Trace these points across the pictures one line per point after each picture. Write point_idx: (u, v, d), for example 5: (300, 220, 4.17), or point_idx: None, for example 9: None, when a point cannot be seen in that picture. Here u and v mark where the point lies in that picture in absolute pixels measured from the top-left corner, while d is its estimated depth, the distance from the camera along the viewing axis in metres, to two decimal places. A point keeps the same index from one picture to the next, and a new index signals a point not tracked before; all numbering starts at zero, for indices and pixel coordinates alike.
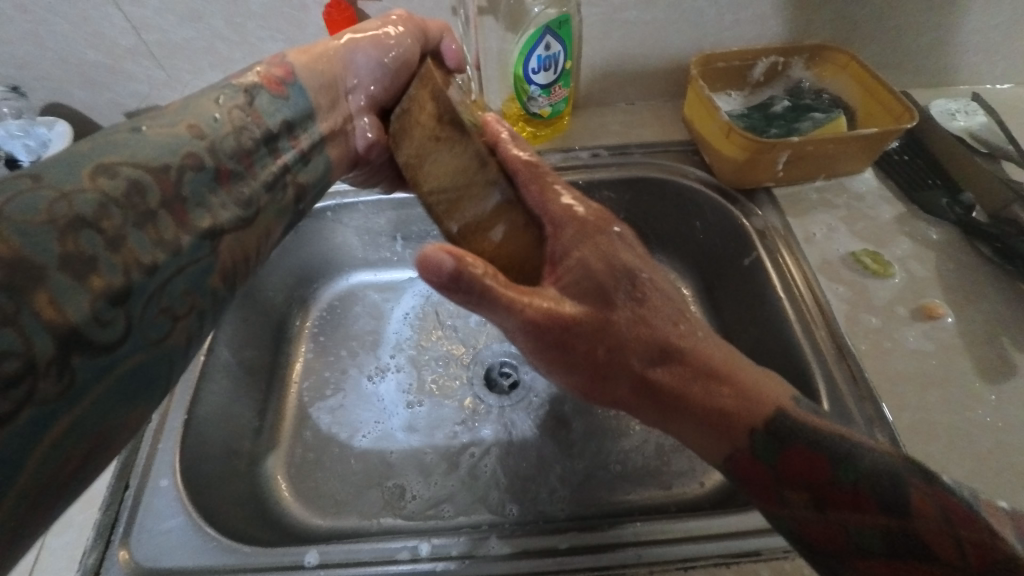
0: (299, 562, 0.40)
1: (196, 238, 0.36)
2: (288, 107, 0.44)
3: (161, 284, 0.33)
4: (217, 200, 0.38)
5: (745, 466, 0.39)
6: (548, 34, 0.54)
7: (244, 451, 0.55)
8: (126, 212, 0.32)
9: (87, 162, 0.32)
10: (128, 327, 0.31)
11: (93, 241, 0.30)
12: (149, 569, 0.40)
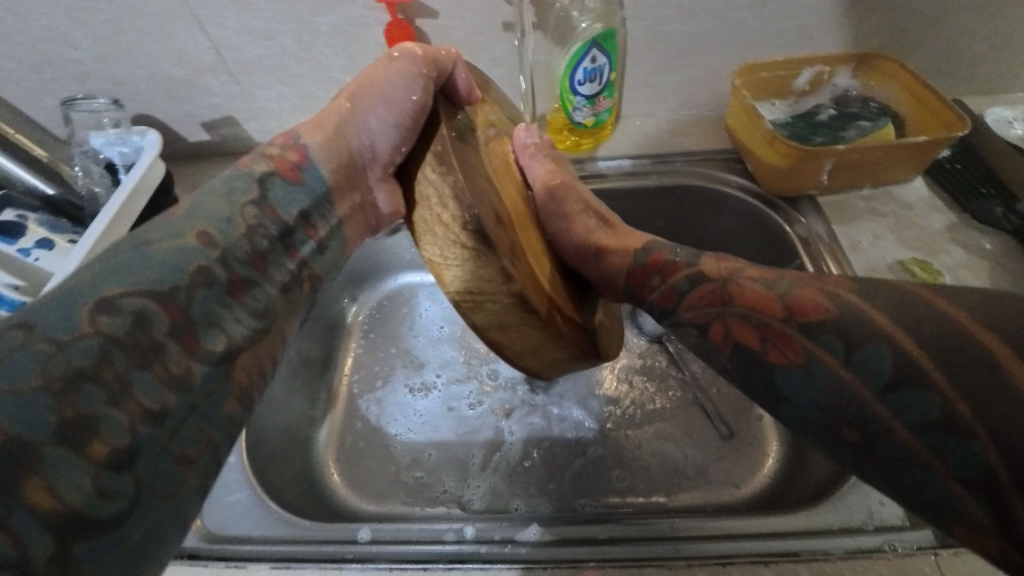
0: (352, 537, 0.44)
1: (209, 366, 0.31)
2: (305, 194, 0.41)
3: (174, 432, 0.29)
4: (232, 317, 0.33)
5: (697, 308, 0.38)
6: (594, 48, 0.57)
7: (299, 436, 0.59)
8: (129, 356, 0.28)
9: (87, 302, 0.28)
10: (134, 492, 0.27)
11: (92, 400, 0.26)
12: (218, 535, 0.44)
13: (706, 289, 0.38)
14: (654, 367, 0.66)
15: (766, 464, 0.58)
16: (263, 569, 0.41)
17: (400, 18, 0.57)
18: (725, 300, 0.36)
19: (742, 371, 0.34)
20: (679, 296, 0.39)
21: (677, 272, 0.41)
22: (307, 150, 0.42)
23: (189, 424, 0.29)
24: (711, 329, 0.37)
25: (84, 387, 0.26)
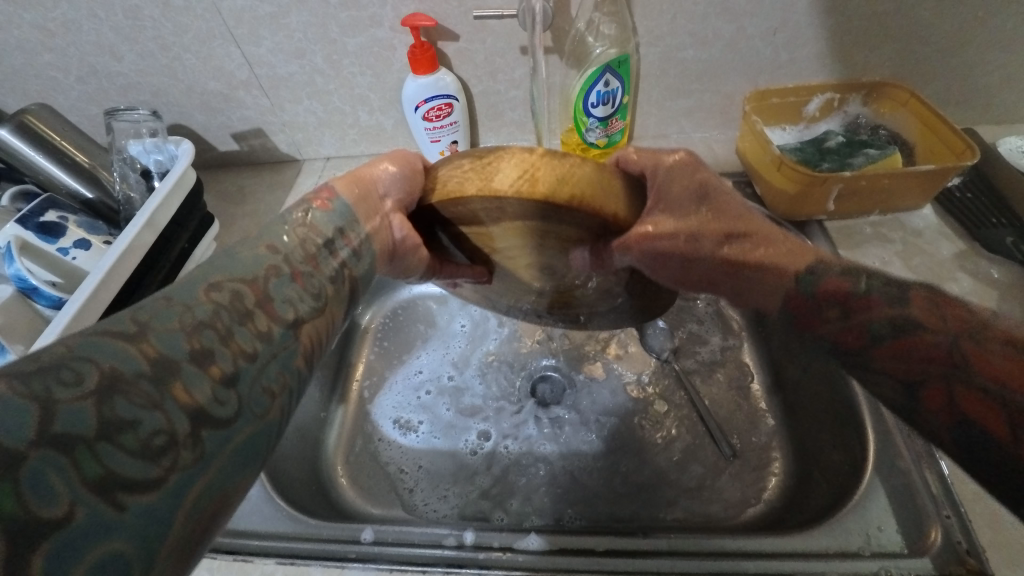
0: (355, 537, 0.45)
1: (287, 328, 0.31)
2: (338, 216, 0.38)
3: (265, 367, 0.29)
4: (303, 301, 0.33)
5: (894, 350, 0.35)
6: (608, 72, 0.59)
7: (311, 437, 0.61)
8: (232, 314, 0.28)
9: (201, 283, 0.29)
10: (240, 408, 0.26)
11: (210, 339, 0.27)
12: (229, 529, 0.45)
13: (912, 343, 0.34)
14: (662, 386, 0.67)
15: (767, 484, 0.58)
16: (271, 562, 0.43)
17: (424, 40, 0.60)
18: (957, 361, 0.33)
19: (964, 442, 0.32)
20: (871, 341, 0.36)
21: (869, 310, 0.36)
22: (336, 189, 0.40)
23: (276, 364, 0.29)
24: (926, 388, 0.34)
25: (203, 329, 0.27)
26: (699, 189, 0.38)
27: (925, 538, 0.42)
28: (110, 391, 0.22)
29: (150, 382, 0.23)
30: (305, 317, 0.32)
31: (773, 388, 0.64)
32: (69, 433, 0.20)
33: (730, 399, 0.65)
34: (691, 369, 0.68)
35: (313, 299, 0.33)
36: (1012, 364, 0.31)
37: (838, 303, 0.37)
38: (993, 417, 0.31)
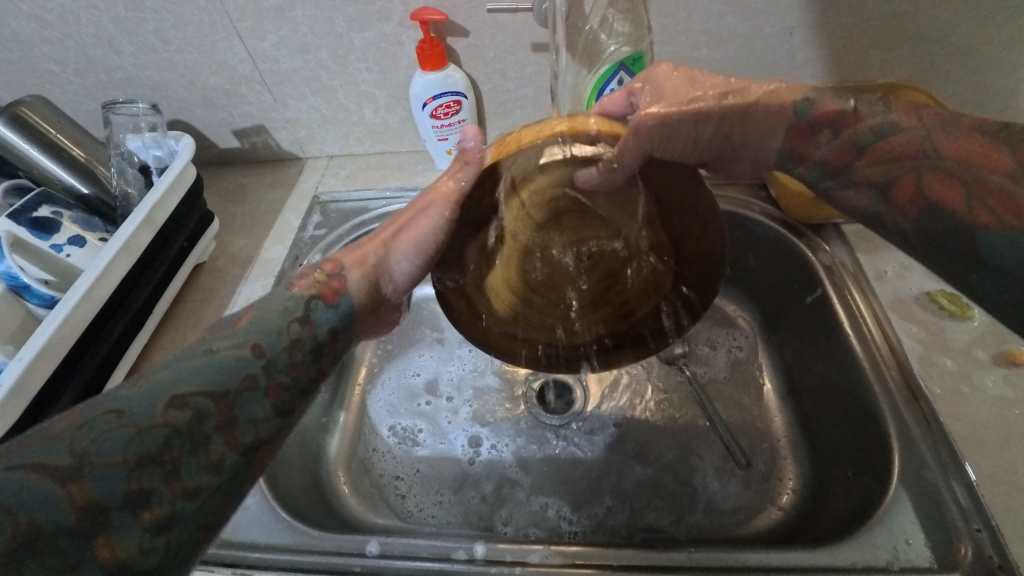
0: (361, 549, 0.42)
1: (241, 455, 0.31)
2: (338, 314, 0.40)
3: (206, 501, 0.28)
4: (268, 420, 0.32)
5: (877, 155, 0.40)
6: (622, 70, 0.58)
7: (313, 443, 0.59)
8: (186, 443, 0.28)
9: (162, 394, 0.29)
10: (167, 551, 0.26)
11: (152, 477, 0.27)
12: (227, 540, 0.43)
13: (892, 144, 0.39)
14: (675, 391, 0.65)
15: (783, 494, 0.56)
16: None
17: (433, 35, 0.58)
18: (924, 152, 0.37)
19: (924, 232, 0.37)
20: (858, 151, 0.41)
21: (858, 124, 0.41)
22: (342, 275, 0.42)
23: (218, 496, 0.29)
24: (897, 185, 0.39)
25: (147, 465, 0.27)
26: (686, 76, 0.45)
27: (954, 553, 0.41)
28: (27, 551, 0.22)
29: (73, 536, 0.24)
30: (265, 437, 0.32)
31: (786, 395, 0.63)
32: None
33: (743, 406, 0.63)
34: (704, 376, 0.66)
35: (278, 417, 0.33)
36: (970, 142, 0.36)
37: (832, 124, 0.41)
38: (952, 190, 0.36)
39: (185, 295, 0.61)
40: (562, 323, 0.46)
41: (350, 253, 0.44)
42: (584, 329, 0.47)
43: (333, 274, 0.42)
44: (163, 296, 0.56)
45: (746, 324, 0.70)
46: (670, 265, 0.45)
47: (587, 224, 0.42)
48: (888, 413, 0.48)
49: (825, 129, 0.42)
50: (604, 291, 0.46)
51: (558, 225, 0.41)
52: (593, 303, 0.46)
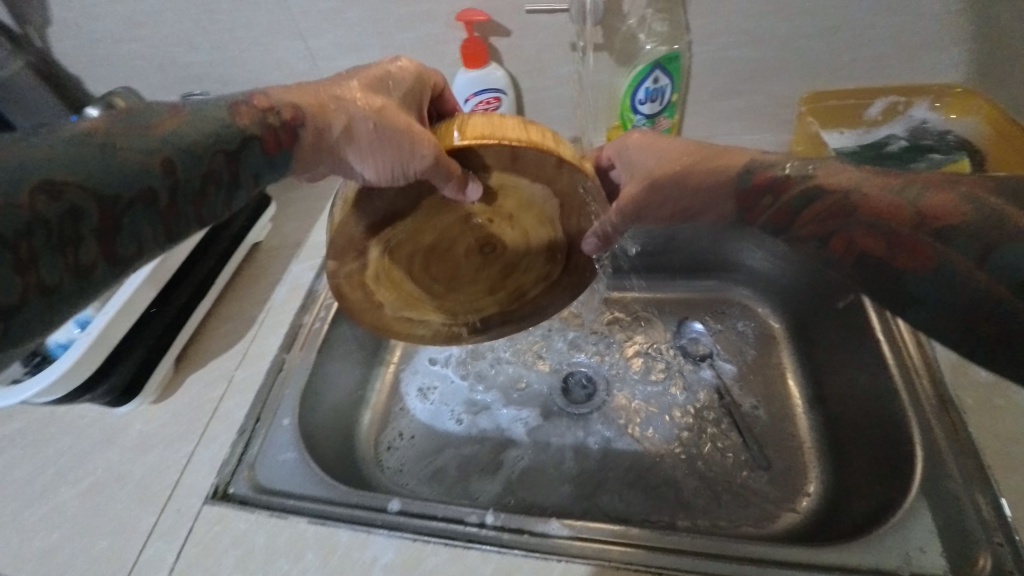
0: (383, 506, 0.45)
1: (110, 265, 0.35)
2: (267, 169, 0.41)
3: (55, 300, 0.32)
4: (149, 236, 0.36)
5: (809, 215, 0.41)
6: (657, 69, 0.60)
7: (345, 413, 0.63)
8: (51, 235, 0.31)
9: (37, 179, 0.31)
10: (4, 335, 0.30)
11: (3, 260, 0.29)
12: (267, 489, 0.48)
13: (822, 205, 0.40)
14: (697, 391, 0.66)
15: (802, 497, 0.56)
16: (301, 523, 0.44)
17: (476, 35, 0.62)
18: (848, 210, 0.39)
19: (862, 275, 0.40)
20: (795, 212, 0.42)
21: (789, 189, 0.41)
22: (296, 129, 0.40)
23: (71, 296, 0.33)
24: (832, 238, 0.40)
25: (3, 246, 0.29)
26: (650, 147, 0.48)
27: (971, 563, 0.40)
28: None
29: None
30: (144, 249, 0.37)
31: (814, 402, 0.62)
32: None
33: (770, 409, 0.63)
34: (728, 377, 0.66)
35: (160, 236, 0.37)
36: (885, 199, 0.38)
37: (770, 189, 0.42)
38: (876, 242, 0.38)
39: (241, 274, 0.66)
40: (457, 304, 0.50)
41: (319, 105, 0.41)
42: (479, 308, 0.51)
43: (290, 125, 0.40)
44: (222, 272, 0.62)
45: (776, 328, 0.69)
46: (562, 257, 0.49)
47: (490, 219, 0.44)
48: (913, 422, 0.47)
49: (767, 193, 0.42)
50: (499, 279, 0.49)
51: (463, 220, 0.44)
52: (488, 289, 0.50)
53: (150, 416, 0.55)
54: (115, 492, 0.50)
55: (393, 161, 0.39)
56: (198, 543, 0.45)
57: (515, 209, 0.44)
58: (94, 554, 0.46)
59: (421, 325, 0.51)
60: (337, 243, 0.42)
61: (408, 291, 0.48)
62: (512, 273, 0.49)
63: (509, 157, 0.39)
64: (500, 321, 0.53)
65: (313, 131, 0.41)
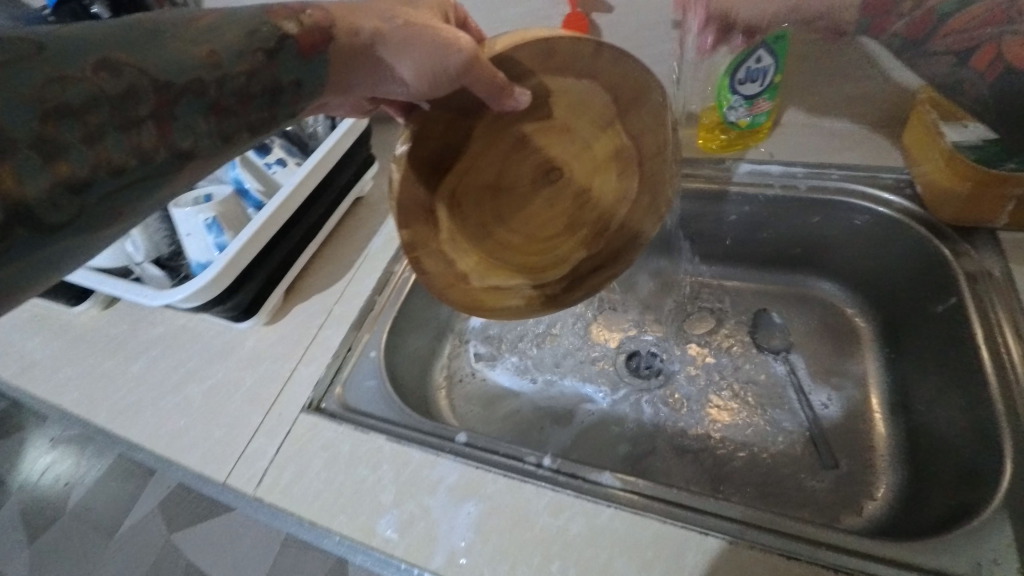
0: (451, 437, 0.49)
1: (172, 158, 0.29)
2: (307, 73, 0.35)
3: (126, 188, 0.28)
4: (208, 138, 0.31)
5: (988, 55, 0.51)
6: (763, 49, 0.58)
7: (423, 358, 0.69)
8: (113, 112, 0.27)
9: (93, 52, 0.26)
10: (75, 218, 0.26)
11: (70, 131, 0.25)
12: (353, 407, 0.55)
13: (967, 19, 0.51)
14: (767, 383, 0.65)
15: (871, 501, 0.54)
16: (379, 439, 0.50)
17: (579, 10, 0.64)
18: (1001, 53, 0.50)
19: (1000, 96, 0.52)
20: (939, 23, 0.53)
21: (983, 26, 0.51)
22: (327, 30, 0.35)
23: (138, 188, 0.28)
24: (981, 52, 0.52)
25: (64, 114, 0.25)
26: None
27: None
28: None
29: None
30: (203, 150, 0.31)
31: (897, 407, 0.59)
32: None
33: (843, 411, 0.62)
34: (803, 374, 0.65)
35: (219, 140, 0.31)
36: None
37: (964, 26, 0.52)
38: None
39: (344, 223, 0.74)
40: (541, 254, 0.49)
41: (343, 9, 0.36)
42: (565, 257, 0.49)
43: (324, 26, 0.35)
44: (329, 219, 0.69)
45: (862, 327, 0.66)
46: (637, 169, 0.46)
47: (549, 138, 0.44)
48: (1008, 437, 0.44)
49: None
50: (576, 212, 0.48)
51: (522, 150, 0.44)
52: (568, 228, 0.48)
53: (263, 336, 0.64)
54: (232, 393, 0.59)
55: (428, 62, 0.36)
56: (294, 443, 0.52)
57: (570, 117, 0.43)
58: (214, 440, 0.56)
59: (512, 293, 0.49)
60: (404, 202, 0.42)
61: (488, 248, 0.48)
62: (589, 202, 0.48)
63: (545, 53, 0.38)
64: (591, 269, 0.50)
65: (347, 39, 0.35)
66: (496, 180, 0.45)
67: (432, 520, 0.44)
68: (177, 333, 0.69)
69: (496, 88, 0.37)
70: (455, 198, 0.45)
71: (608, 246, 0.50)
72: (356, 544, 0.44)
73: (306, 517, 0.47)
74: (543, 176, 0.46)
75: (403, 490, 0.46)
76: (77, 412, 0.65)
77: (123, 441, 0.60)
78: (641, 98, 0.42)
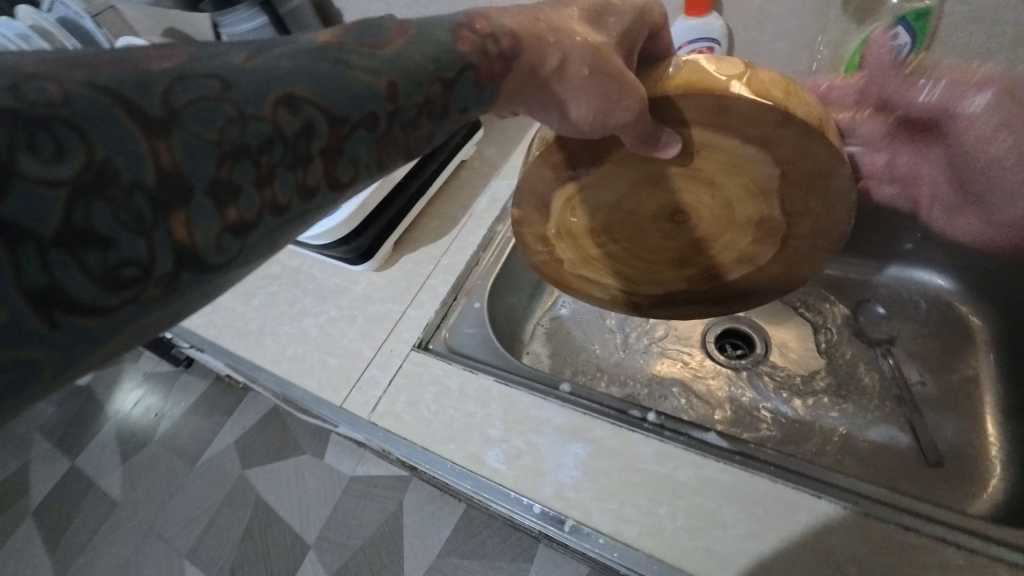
0: (555, 385, 0.52)
1: (328, 190, 0.29)
2: (477, 104, 0.37)
3: (284, 224, 0.27)
4: (366, 166, 0.31)
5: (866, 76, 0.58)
6: (902, 26, 0.56)
7: (517, 319, 0.72)
8: (287, 152, 0.26)
9: (277, 87, 0.26)
10: (237, 257, 0.25)
11: (244, 173, 0.24)
12: (458, 349, 0.59)
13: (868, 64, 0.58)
14: (865, 374, 0.64)
15: (979, 501, 0.52)
16: (488, 380, 0.53)
17: None
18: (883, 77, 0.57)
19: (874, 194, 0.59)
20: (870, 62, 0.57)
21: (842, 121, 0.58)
22: (508, 62, 0.37)
23: (297, 218, 0.28)
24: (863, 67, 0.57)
25: (241, 156, 0.24)
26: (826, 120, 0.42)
27: None
28: (94, 187, 0.20)
29: (147, 199, 0.21)
30: (359, 178, 0.31)
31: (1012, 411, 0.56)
32: (27, 223, 0.19)
33: (947, 410, 0.60)
34: (903, 370, 0.64)
35: (375, 166, 0.31)
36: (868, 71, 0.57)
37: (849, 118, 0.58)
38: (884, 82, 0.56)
39: (450, 185, 0.78)
40: (639, 273, 0.53)
41: (537, 37, 0.38)
42: (662, 281, 0.53)
43: (506, 56, 0.37)
44: (439, 177, 0.74)
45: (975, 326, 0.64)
46: (774, 242, 0.48)
47: (686, 187, 0.45)
48: None
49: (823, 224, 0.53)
50: (689, 253, 0.51)
51: (651, 188, 0.46)
52: (673, 262, 0.52)
53: (374, 280, 0.69)
54: (346, 328, 0.65)
55: (594, 101, 0.38)
56: (405, 376, 0.57)
57: (718, 174, 0.43)
58: (330, 367, 0.61)
59: (598, 286, 0.56)
60: (523, 192, 0.48)
61: (589, 252, 0.52)
62: (705, 249, 0.50)
63: (713, 110, 0.38)
64: (685, 299, 0.55)
65: (526, 70, 0.38)
66: (617, 205, 0.48)
67: (540, 456, 0.46)
68: (292, 272, 0.76)
69: (644, 138, 0.40)
70: (571, 204, 0.48)
71: (709, 287, 0.53)
72: (465, 470, 0.47)
73: (417, 442, 0.51)
74: (668, 214, 0.48)
75: (512, 427, 0.49)
76: (205, 334, 0.73)
77: (246, 362, 0.67)
78: (815, 182, 0.42)
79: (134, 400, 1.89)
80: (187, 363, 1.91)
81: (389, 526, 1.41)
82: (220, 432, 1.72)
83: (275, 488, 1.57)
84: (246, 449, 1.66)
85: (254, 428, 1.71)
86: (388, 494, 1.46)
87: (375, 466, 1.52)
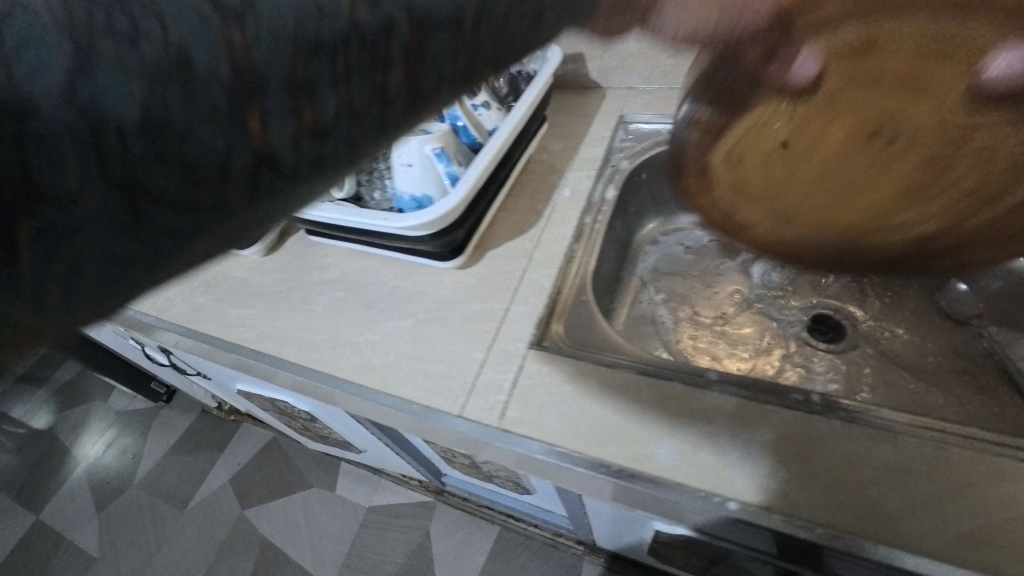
0: (702, 374, 0.50)
1: (399, 95, 0.22)
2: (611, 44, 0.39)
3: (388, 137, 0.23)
4: (446, 77, 0.23)
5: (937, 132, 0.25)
6: None
7: None
8: (364, 53, 0.21)
9: None
10: (323, 170, 0.22)
11: (321, 70, 0.20)
12: (578, 346, 0.55)
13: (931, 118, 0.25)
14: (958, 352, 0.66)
15: None
16: (630, 373, 0.51)
17: None
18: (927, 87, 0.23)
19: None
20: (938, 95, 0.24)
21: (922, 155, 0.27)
22: None
23: (374, 133, 0.23)
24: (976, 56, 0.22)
25: (320, 52, 0.20)
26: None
27: None
28: (163, 73, 0.18)
29: (224, 92, 0.19)
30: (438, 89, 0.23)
31: None
32: (105, 104, 0.17)
33: None
34: (996, 343, 0.66)
35: (460, 71, 0.23)
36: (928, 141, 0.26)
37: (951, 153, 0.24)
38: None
39: (519, 181, 0.75)
40: None
41: None
42: None
43: None
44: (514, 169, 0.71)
45: None
46: None
47: None
48: None
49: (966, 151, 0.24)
50: None
51: None
52: None
53: (460, 278, 0.64)
54: (442, 331, 0.59)
55: None
56: (531, 376, 0.52)
57: None
58: (433, 373, 0.55)
59: None
60: None
61: None
62: None
63: None
64: None
65: None
66: None
67: (714, 449, 0.45)
68: (354, 275, 0.69)
69: None
70: None
71: None
72: (635, 472, 0.45)
73: (568, 448, 0.48)
74: None
75: (673, 422, 0.47)
76: (261, 348, 0.65)
77: (325, 375, 0.59)
78: None
79: (103, 443, 1.70)
80: (167, 399, 1.77)
81: (417, 557, 1.31)
82: (212, 470, 1.58)
83: (280, 526, 1.43)
84: (244, 487, 1.52)
85: (250, 462, 1.57)
86: (411, 524, 1.37)
87: (394, 494, 1.42)
